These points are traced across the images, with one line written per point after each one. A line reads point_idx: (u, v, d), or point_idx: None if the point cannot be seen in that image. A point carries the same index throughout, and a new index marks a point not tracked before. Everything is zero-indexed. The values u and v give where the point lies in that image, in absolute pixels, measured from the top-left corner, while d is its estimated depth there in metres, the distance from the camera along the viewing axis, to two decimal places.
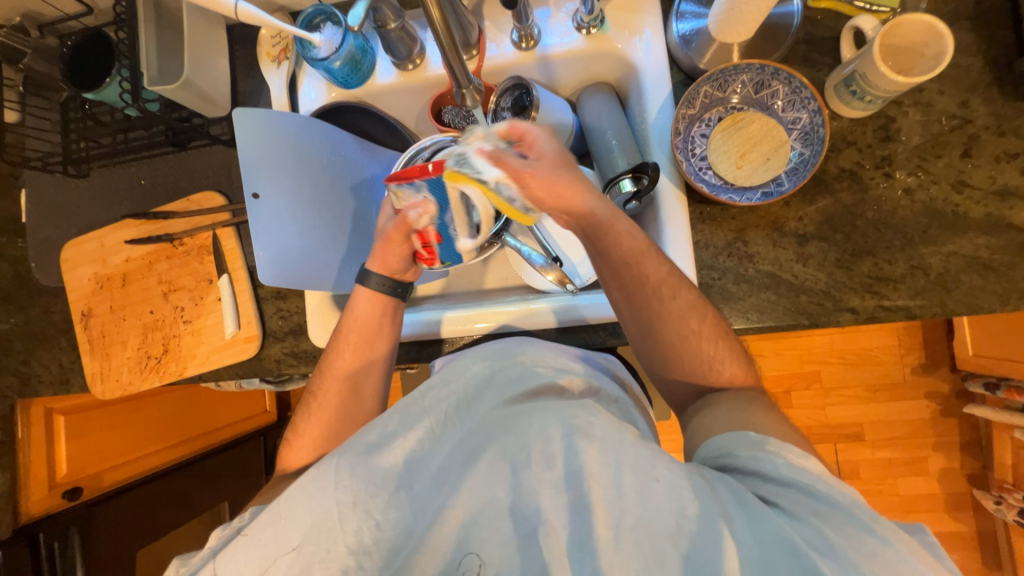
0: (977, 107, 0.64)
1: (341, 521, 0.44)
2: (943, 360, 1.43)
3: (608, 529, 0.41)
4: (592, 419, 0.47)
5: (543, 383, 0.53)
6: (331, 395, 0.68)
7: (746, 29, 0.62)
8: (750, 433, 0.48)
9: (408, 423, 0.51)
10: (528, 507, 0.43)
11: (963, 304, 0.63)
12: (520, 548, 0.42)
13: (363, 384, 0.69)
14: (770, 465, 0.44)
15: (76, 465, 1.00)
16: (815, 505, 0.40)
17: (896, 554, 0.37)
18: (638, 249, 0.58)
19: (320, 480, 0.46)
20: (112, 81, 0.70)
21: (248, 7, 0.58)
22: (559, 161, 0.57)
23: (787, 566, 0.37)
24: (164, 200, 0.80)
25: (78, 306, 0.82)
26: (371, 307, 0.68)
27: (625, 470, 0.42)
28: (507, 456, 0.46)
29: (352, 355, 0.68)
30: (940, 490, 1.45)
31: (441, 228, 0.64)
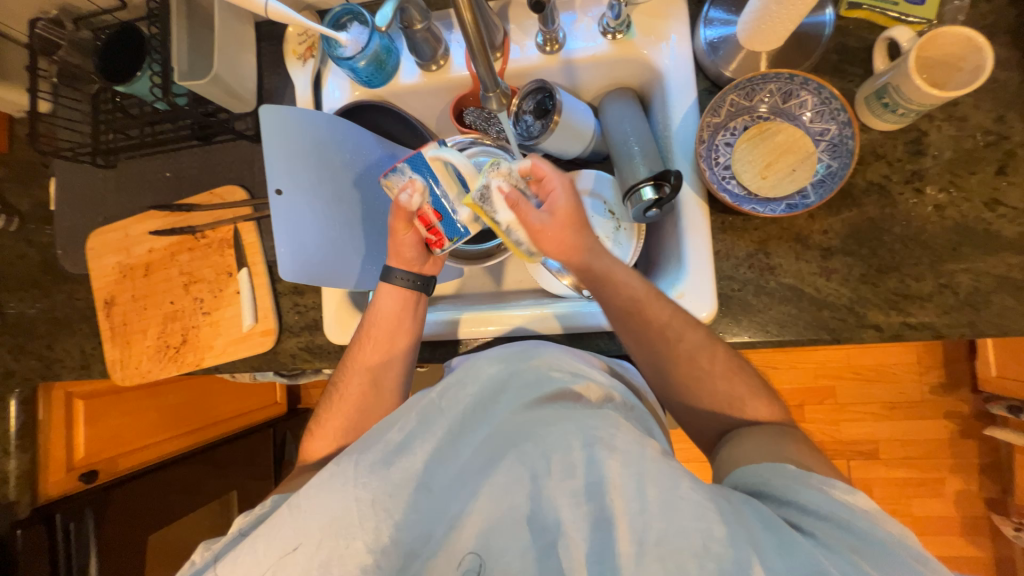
0: (1014, 123, 0.62)
1: (360, 519, 0.45)
2: (964, 379, 1.40)
3: (631, 544, 0.40)
4: (613, 429, 0.46)
5: (561, 388, 0.53)
6: (353, 389, 0.68)
7: (776, 37, 0.61)
8: (787, 466, 0.46)
9: (426, 423, 0.51)
10: (548, 518, 0.43)
11: (993, 325, 0.61)
12: (539, 558, 0.42)
13: (384, 379, 0.69)
14: (808, 497, 0.43)
15: (94, 448, 1.02)
16: (854, 542, 0.39)
17: None
18: (638, 297, 0.60)
19: (340, 478, 0.46)
20: (144, 76, 0.71)
21: (278, 6, 0.59)
22: (571, 214, 0.60)
23: None
24: (188, 193, 0.81)
25: (101, 294, 0.84)
26: (394, 303, 0.69)
27: (647, 484, 0.42)
28: (527, 463, 0.46)
29: (375, 349, 0.68)
30: (957, 512, 1.41)
31: (437, 205, 0.64)
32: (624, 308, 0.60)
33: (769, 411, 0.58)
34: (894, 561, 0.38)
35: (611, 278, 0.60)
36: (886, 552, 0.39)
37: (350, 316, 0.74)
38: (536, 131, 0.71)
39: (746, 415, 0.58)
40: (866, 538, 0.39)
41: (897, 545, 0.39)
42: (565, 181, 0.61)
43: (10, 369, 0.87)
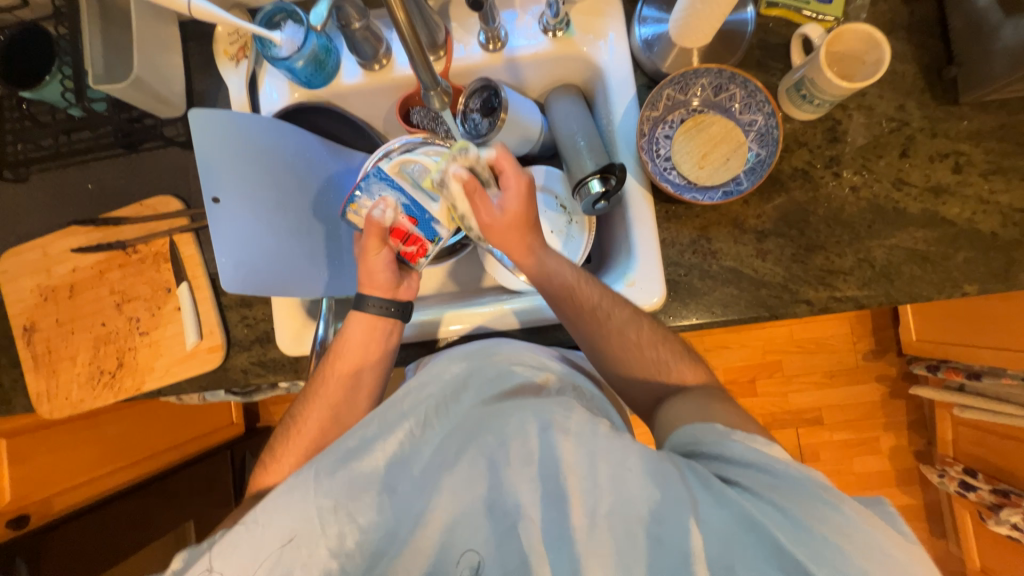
0: (913, 111, 0.70)
1: (322, 524, 0.46)
2: (891, 345, 1.54)
3: (584, 517, 0.44)
4: (568, 410, 0.48)
5: (521, 380, 0.54)
6: (311, 424, 0.66)
7: (704, 34, 0.65)
8: (716, 425, 0.48)
9: (387, 425, 0.50)
10: (508, 503, 0.46)
11: (905, 294, 0.68)
12: (499, 540, 0.46)
13: (344, 412, 0.66)
14: (733, 450, 0.45)
15: (21, 490, 0.93)
16: (773, 482, 0.42)
17: (845, 519, 0.39)
18: (569, 283, 0.63)
19: (298, 493, 0.46)
20: (54, 79, 0.66)
21: (202, 4, 0.57)
22: (518, 217, 0.63)
23: (752, 542, 0.41)
24: (115, 205, 0.75)
25: (19, 320, 0.76)
26: (364, 331, 0.67)
27: (600, 460, 0.44)
28: (486, 454, 0.48)
29: (336, 384, 0.67)
30: (891, 466, 1.55)
31: (410, 211, 0.64)
32: (561, 300, 0.63)
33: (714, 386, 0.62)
34: (811, 494, 0.41)
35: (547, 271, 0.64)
36: (801, 488, 0.41)
37: (304, 326, 0.72)
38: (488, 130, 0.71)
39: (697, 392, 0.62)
40: (782, 477, 0.42)
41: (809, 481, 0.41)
42: (523, 180, 0.62)
43: None
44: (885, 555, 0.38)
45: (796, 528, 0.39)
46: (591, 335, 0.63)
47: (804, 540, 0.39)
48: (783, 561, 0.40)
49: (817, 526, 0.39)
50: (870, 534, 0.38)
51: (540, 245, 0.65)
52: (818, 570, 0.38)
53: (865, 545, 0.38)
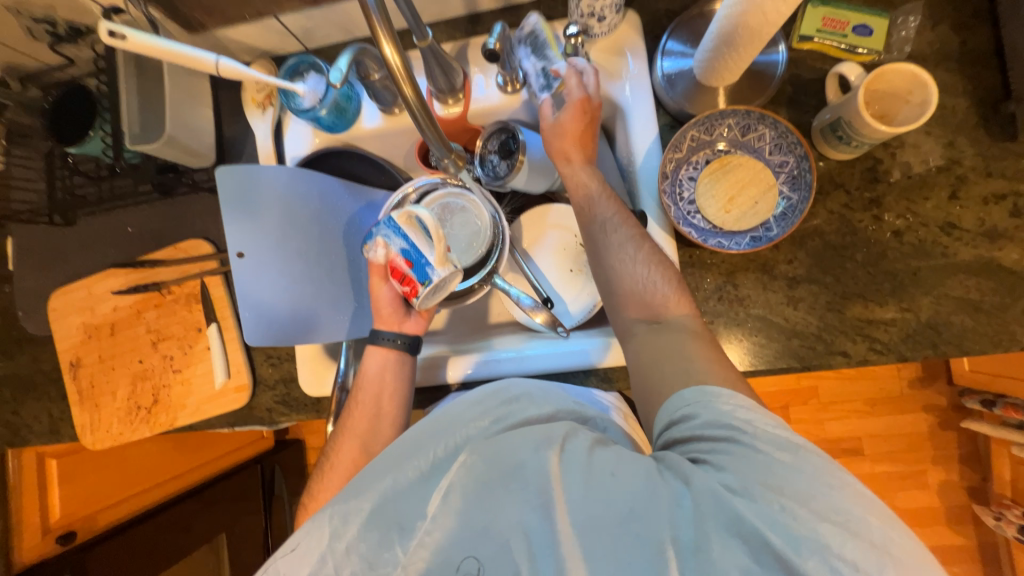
0: (964, 148, 0.64)
1: (336, 568, 0.46)
2: (941, 373, 1.43)
3: (570, 525, 0.44)
4: (557, 428, 0.50)
5: (526, 416, 0.53)
6: (344, 457, 0.64)
7: (730, 74, 0.62)
8: (683, 391, 0.50)
9: (399, 465, 0.51)
10: (500, 524, 0.46)
11: (955, 346, 0.63)
12: (494, 562, 0.45)
13: (374, 443, 0.64)
14: (702, 418, 0.47)
15: (70, 507, 1.00)
16: (738, 449, 0.43)
17: (801, 480, 0.40)
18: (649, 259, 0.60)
19: (315, 531, 0.48)
20: (95, 136, 0.70)
21: (229, 62, 0.57)
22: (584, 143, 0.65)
23: (716, 514, 0.41)
24: (151, 248, 0.79)
25: (66, 355, 0.81)
26: (382, 363, 0.68)
27: (587, 475, 0.46)
28: (482, 481, 0.48)
29: (361, 412, 0.65)
30: (940, 503, 1.44)
31: (406, 254, 0.64)
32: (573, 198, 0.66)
33: (677, 304, 0.58)
34: (772, 463, 0.42)
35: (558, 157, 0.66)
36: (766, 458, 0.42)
37: (325, 368, 0.73)
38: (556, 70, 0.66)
39: (658, 309, 0.57)
40: (749, 445, 0.44)
41: (770, 441, 0.44)
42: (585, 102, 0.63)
43: None
44: (850, 514, 0.39)
45: (756, 502, 0.40)
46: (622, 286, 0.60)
47: (768, 515, 0.39)
48: (744, 537, 0.39)
49: (773, 494, 0.40)
50: (832, 495, 0.40)
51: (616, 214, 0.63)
52: (782, 543, 0.38)
53: (823, 506, 0.39)
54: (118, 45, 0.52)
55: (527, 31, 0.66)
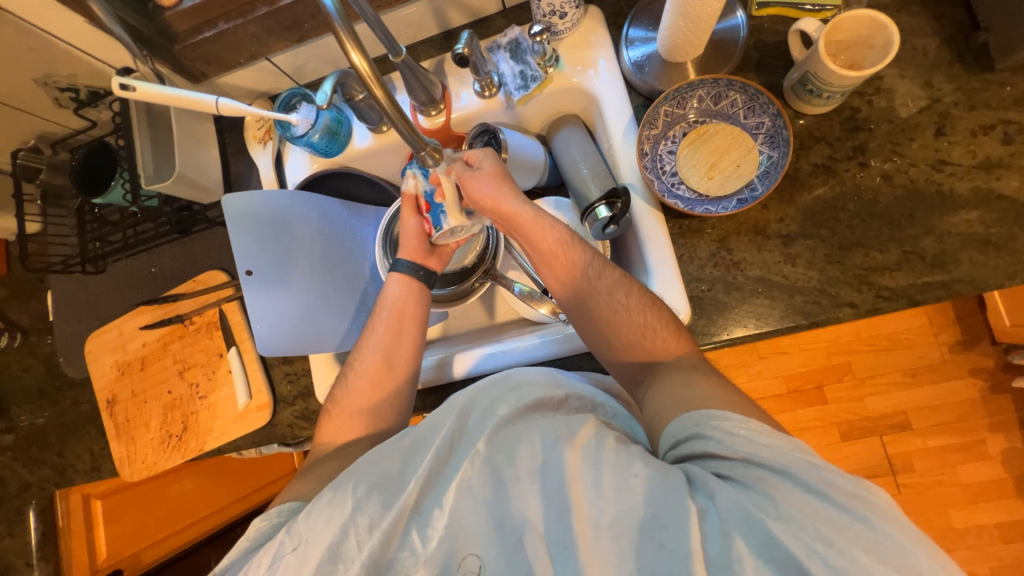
0: (942, 85, 0.64)
1: (357, 542, 0.48)
2: (982, 334, 1.36)
3: (588, 526, 0.45)
4: (574, 425, 0.49)
5: (538, 401, 0.54)
6: (368, 365, 0.68)
7: (693, 47, 0.65)
8: (694, 412, 0.49)
9: (415, 454, 0.52)
10: (516, 517, 0.47)
11: (967, 283, 0.61)
12: (508, 552, 0.47)
13: (397, 358, 0.68)
14: (717, 443, 0.46)
15: (115, 546, 1.04)
16: (763, 473, 0.43)
17: (835, 511, 0.40)
18: (606, 295, 0.63)
19: (338, 502, 0.49)
20: (117, 184, 0.76)
21: (229, 102, 0.63)
22: (496, 172, 0.67)
23: (745, 532, 0.41)
24: (174, 284, 0.85)
25: (103, 393, 0.86)
26: (404, 288, 0.71)
27: (604, 472, 0.45)
28: (497, 472, 0.49)
29: (384, 332, 0.69)
30: (1007, 474, 1.34)
31: (428, 197, 0.70)
32: (549, 258, 0.67)
33: (674, 346, 0.59)
34: (798, 483, 0.42)
35: (525, 227, 0.66)
36: (792, 478, 0.42)
37: None
38: (533, 72, 0.73)
39: (655, 354, 0.60)
40: (767, 468, 0.43)
41: (793, 463, 0.43)
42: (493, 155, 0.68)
43: (26, 480, 0.90)
44: (873, 532, 0.39)
45: (787, 520, 0.40)
46: (588, 317, 0.64)
47: (799, 534, 0.39)
48: (775, 555, 0.39)
49: (804, 515, 0.40)
50: (861, 519, 0.39)
51: (574, 251, 0.66)
52: (811, 562, 0.38)
53: (858, 535, 0.39)
54: (130, 96, 0.57)
55: (508, 40, 0.74)
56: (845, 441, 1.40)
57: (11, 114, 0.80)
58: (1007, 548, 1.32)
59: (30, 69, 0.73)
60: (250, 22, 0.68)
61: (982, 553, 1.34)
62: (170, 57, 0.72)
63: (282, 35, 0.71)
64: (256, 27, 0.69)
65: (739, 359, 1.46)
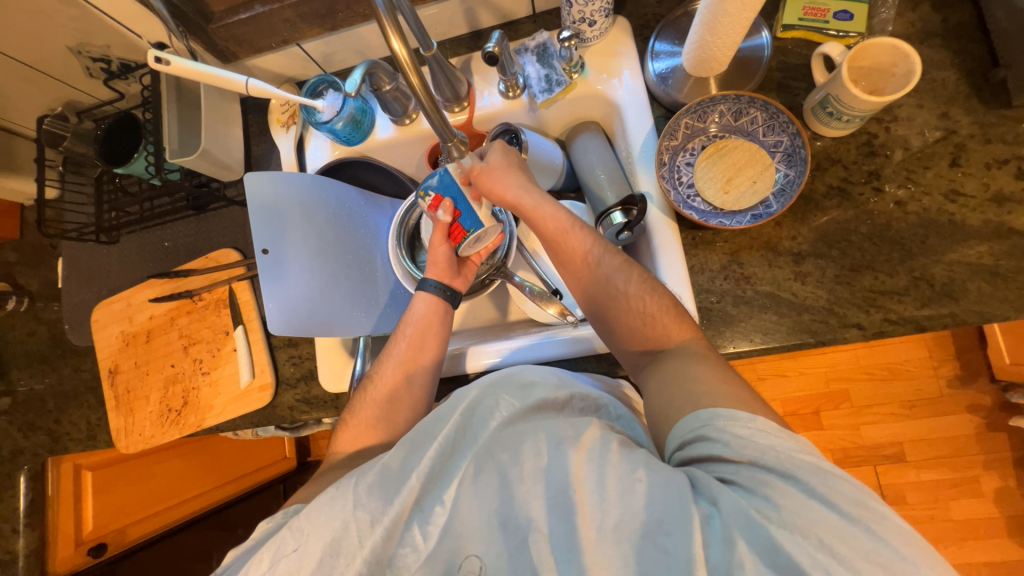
0: (959, 118, 0.65)
1: (359, 537, 0.47)
2: (981, 370, 1.36)
3: (592, 530, 0.44)
4: (580, 427, 0.49)
5: (542, 400, 0.54)
6: (386, 379, 0.68)
7: (718, 63, 0.66)
8: (699, 412, 0.50)
9: (416, 449, 0.52)
10: (520, 517, 0.46)
11: (973, 313, 0.61)
12: (511, 554, 0.46)
13: (415, 372, 0.69)
14: (723, 445, 0.47)
15: (102, 520, 1.03)
16: (767, 477, 0.43)
17: (839, 519, 0.40)
18: (614, 280, 0.64)
19: (341, 498, 0.49)
20: (140, 156, 0.77)
21: (259, 83, 0.62)
22: (505, 160, 0.68)
23: (748, 537, 0.41)
24: (186, 259, 0.85)
25: (105, 363, 0.86)
26: (429, 308, 0.71)
27: (608, 474, 0.45)
28: (500, 471, 0.49)
29: (408, 348, 0.69)
30: (999, 513, 1.33)
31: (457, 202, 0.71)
32: (551, 245, 0.68)
33: (676, 332, 0.60)
34: (802, 489, 0.42)
35: (533, 214, 0.67)
36: (797, 484, 0.42)
37: (345, 363, 0.77)
38: (558, 77, 0.74)
39: (657, 340, 0.61)
40: (770, 472, 0.44)
41: (797, 468, 0.44)
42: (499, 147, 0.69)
43: (20, 445, 0.89)
44: (876, 541, 0.39)
45: (790, 527, 0.40)
46: (597, 303, 0.66)
47: (802, 541, 0.39)
48: (778, 561, 0.39)
49: (809, 522, 0.40)
50: (865, 529, 0.39)
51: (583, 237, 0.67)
52: (814, 570, 0.38)
53: (861, 547, 0.39)
54: (163, 70, 0.56)
55: (536, 44, 0.76)
56: (839, 468, 1.40)
57: (41, 79, 0.81)
58: None
59: (65, 37, 0.74)
60: (286, 7, 0.70)
61: None
62: (205, 36, 0.73)
63: (315, 22, 0.73)
64: (291, 12, 0.71)
65: None
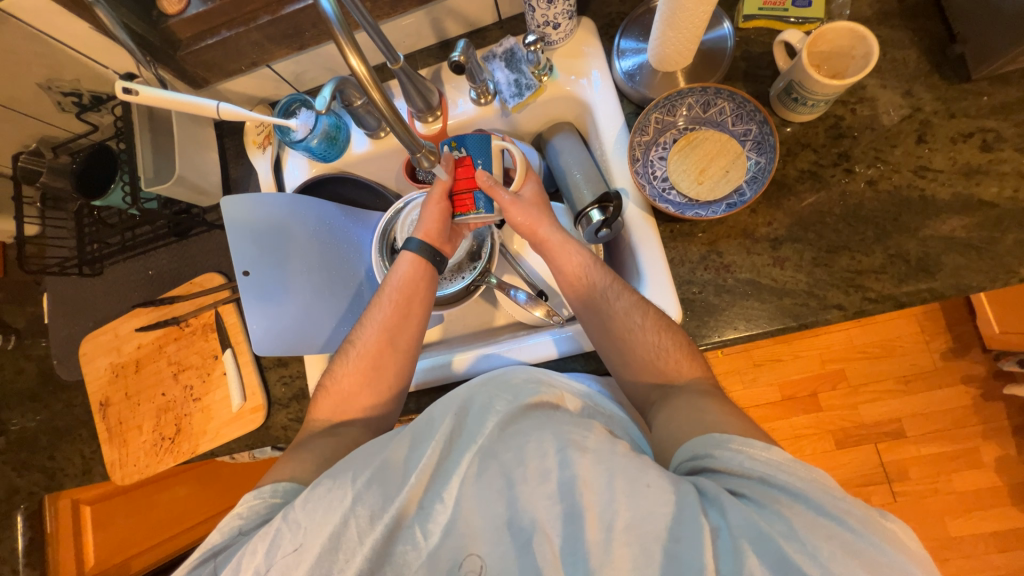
0: (922, 95, 0.66)
1: (359, 533, 0.47)
2: (972, 341, 1.37)
3: (600, 531, 0.44)
4: (585, 432, 0.50)
5: (540, 397, 0.55)
6: (370, 344, 0.68)
7: (683, 57, 0.67)
8: (713, 433, 0.51)
9: (417, 447, 0.52)
10: (524, 519, 0.46)
11: (951, 285, 0.62)
12: (517, 554, 0.46)
13: (399, 336, 0.69)
14: (734, 462, 0.47)
15: (103, 555, 1.03)
16: (777, 494, 0.44)
17: (851, 533, 0.41)
18: (628, 313, 0.64)
19: (338, 492, 0.49)
20: (117, 187, 0.77)
21: (230, 106, 0.61)
22: (536, 200, 0.72)
23: (759, 550, 0.41)
24: (170, 287, 0.85)
25: (96, 396, 0.86)
26: (413, 270, 0.71)
27: (617, 478, 0.45)
28: (504, 472, 0.49)
29: (392, 310, 0.69)
30: (1001, 481, 1.34)
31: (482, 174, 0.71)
32: (570, 282, 0.70)
33: (687, 368, 0.61)
34: (814, 506, 0.43)
35: (553, 250, 0.70)
36: (808, 501, 0.43)
37: None
38: (528, 81, 0.75)
39: (668, 374, 0.61)
40: (782, 489, 0.44)
41: (807, 486, 0.44)
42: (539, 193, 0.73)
43: (15, 484, 0.89)
44: (885, 558, 0.40)
45: (801, 541, 0.40)
46: (606, 329, 0.65)
47: (813, 556, 0.40)
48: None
49: (820, 538, 0.40)
50: (875, 544, 0.40)
51: (600, 274, 0.68)
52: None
53: (871, 560, 0.39)
54: (132, 100, 0.56)
55: (503, 50, 0.76)
56: (841, 448, 1.40)
57: (14, 117, 0.81)
58: (1004, 557, 1.32)
59: (34, 73, 0.74)
60: (253, 30, 0.70)
61: (980, 562, 1.33)
62: (173, 63, 0.73)
63: (283, 42, 0.73)
64: (258, 34, 0.71)
65: (734, 367, 1.47)
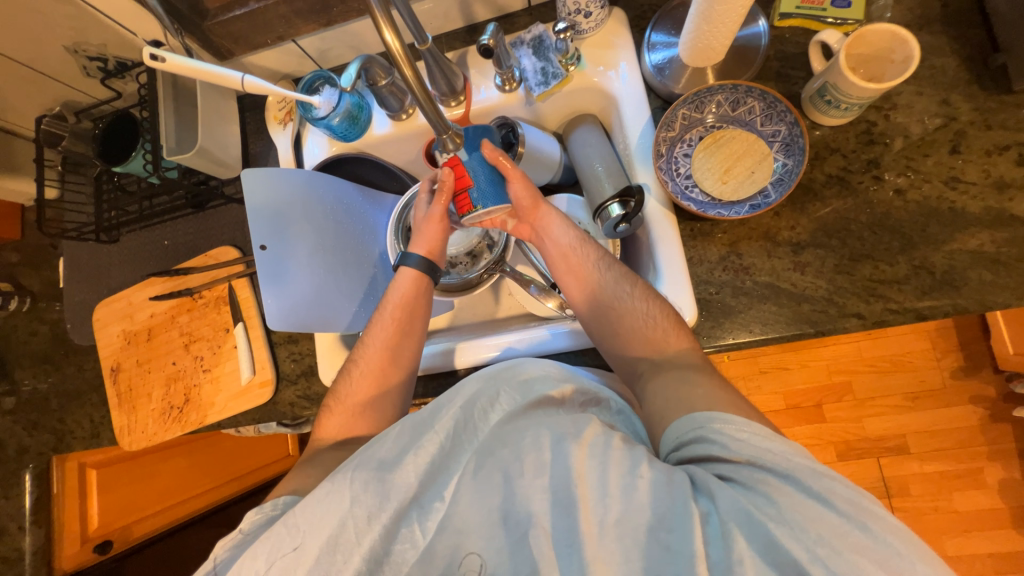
0: (959, 105, 0.65)
1: (356, 534, 0.47)
2: (984, 361, 1.35)
3: (593, 524, 0.44)
4: (581, 424, 0.49)
5: (543, 397, 0.54)
6: (372, 361, 0.68)
7: (715, 53, 0.66)
8: (696, 413, 0.50)
9: (415, 438, 0.51)
10: (521, 511, 0.46)
11: (974, 300, 0.61)
12: (513, 548, 0.46)
13: (401, 352, 0.69)
14: (719, 445, 0.47)
15: (107, 519, 1.04)
16: (764, 475, 0.44)
17: (837, 516, 0.40)
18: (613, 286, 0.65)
19: (337, 494, 0.48)
20: (138, 155, 0.77)
21: (255, 79, 0.60)
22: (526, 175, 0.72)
23: (745, 532, 0.41)
24: (185, 258, 0.86)
25: (107, 362, 0.87)
26: (412, 284, 0.71)
27: (611, 470, 0.45)
28: (502, 468, 0.48)
29: (392, 327, 0.69)
30: (1003, 504, 1.32)
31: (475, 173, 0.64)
32: (559, 254, 0.70)
33: (675, 340, 0.60)
34: (799, 487, 0.42)
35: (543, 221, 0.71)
36: (794, 480, 0.43)
37: (343, 359, 0.77)
38: (555, 69, 0.74)
39: (656, 345, 0.61)
40: (769, 471, 0.44)
41: (794, 468, 0.44)
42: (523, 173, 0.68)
43: (23, 444, 0.90)
44: (873, 541, 0.39)
45: (788, 522, 0.40)
46: (593, 297, 0.66)
47: (800, 537, 0.39)
48: (776, 558, 0.39)
49: (806, 518, 0.40)
50: (863, 528, 0.40)
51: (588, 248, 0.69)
52: (814, 569, 0.38)
53: (859, 544, 0.39)
54: (157, 66, 0.54)
55: (532, 37, 0.75)
56: (843, 460, 1.40)
57: (39, 79, 0.81)
58: None
59: (61, 35, 0.74)
60: (281, 3, 0.70)
61: None
62: (201, 33, 0.73)
63: (310, 17, 0.73)
64: (286, 8, 0.71)
65: (740, 372, 1.46)
